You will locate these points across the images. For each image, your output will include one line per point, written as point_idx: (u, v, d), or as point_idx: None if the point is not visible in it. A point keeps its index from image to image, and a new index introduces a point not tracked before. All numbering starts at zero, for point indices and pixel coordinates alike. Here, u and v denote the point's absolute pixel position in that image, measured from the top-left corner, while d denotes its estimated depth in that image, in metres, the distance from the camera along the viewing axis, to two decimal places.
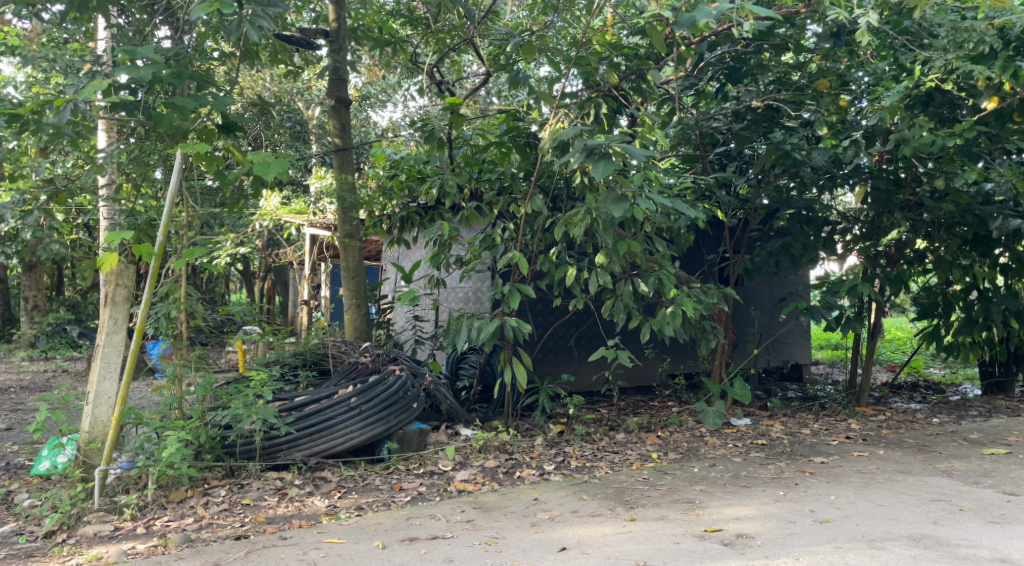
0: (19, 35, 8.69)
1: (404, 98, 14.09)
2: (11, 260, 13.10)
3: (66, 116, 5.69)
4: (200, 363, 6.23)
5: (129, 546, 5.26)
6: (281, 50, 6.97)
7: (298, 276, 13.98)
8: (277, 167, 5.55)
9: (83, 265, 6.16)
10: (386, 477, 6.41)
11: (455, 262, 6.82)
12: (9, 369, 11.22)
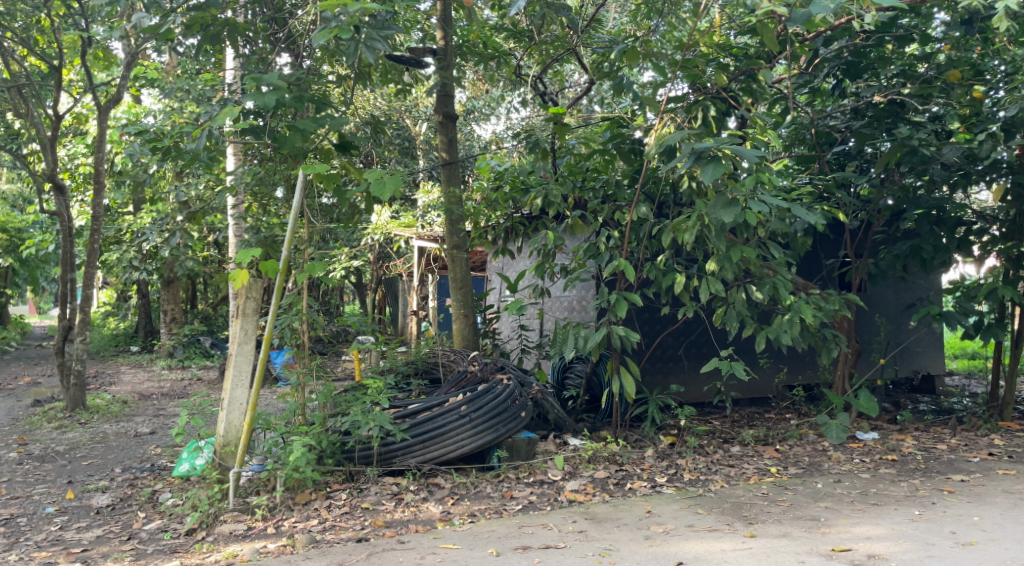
0: (155, 69, 9.36)
1: (507, 111, 14.20)
2: (152, 277, 14.05)
3: (202, 143, 6.19)
4: (320, 371, 6.54)
5: (262, 545, 5.57)
6: (392, 69, 7.25)
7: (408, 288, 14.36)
8: (393, 185, 5.83)
9: (213, 278, 6.52)
10: (497, 485, 6.49)
11: (560, 271, 6.84)
12: (152, 378, 12.06)
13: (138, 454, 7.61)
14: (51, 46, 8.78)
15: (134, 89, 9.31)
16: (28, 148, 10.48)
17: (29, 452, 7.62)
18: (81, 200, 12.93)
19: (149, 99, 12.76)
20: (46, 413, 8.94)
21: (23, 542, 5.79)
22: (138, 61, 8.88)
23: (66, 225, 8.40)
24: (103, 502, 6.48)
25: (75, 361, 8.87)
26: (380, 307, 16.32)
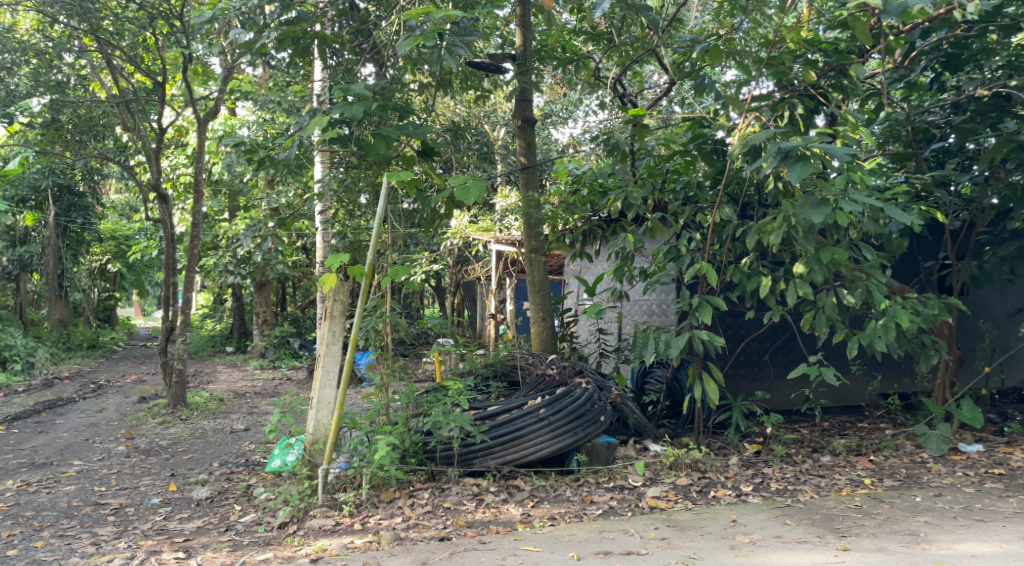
0: (249, 82, 9.85)
1: (587, 114, 13.47)
2: (245, 280, 14.60)
3: (293, 152, 6.43)
4: (403, 373, 6.62)
5: (349, 540, 5.70)
6: (472, 76, 7.39)
7: (486, 291, 14.47)
8: (476, 190, 5.91)
9: (304, 282, 6.67)
10: (576, 489, 6.45)
11: (639, 274, 6.74)
12: (245, 378, 12.63)
13: (234, 449, 7.98)
14: (155, 62, 9.44)
15: (230, 102, 9.82)
16: (136, 160, 11.17)
17: (136, 445, 8.12)
18: (182, 208, 13.71)
19: (244, 111, 13.41)
20: (150, 409, 9.50)
21: (131, 531, 6.08)
22: (233, 76, 9.56)
23: (168, 232, 8.85)
24: (203, 494, 6.79)
25: (177, 360, 9.38)
26: (461, 311, 16.55)
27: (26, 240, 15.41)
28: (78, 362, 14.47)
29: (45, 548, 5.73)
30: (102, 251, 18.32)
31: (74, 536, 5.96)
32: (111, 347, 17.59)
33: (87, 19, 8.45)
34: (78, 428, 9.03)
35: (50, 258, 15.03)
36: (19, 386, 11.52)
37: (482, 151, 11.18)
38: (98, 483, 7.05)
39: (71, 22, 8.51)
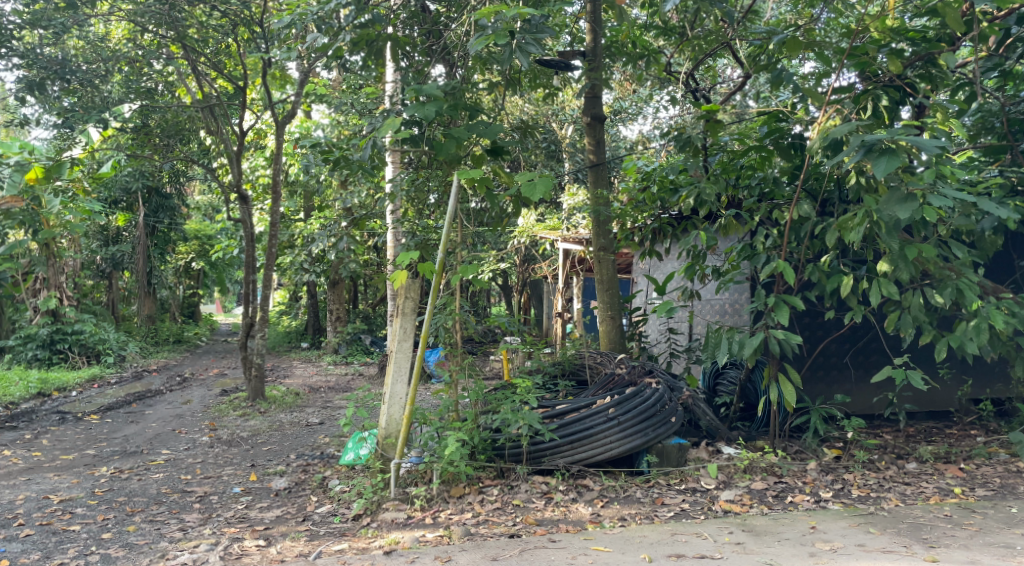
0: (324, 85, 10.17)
1: (654, 111, 13.04)
2: (320, 278, 14.96)
3: (368, 152, 6.48)
4: (472, 370, 6.52)
5: (421, 534, 5.53)
6: (541, 74, 7.40)
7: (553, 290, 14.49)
8: (543, 187, 5.86)
9: (375, 280, 6.70)
10: (646, 490, 6.18)
11: (712, 273, 6.53)
12: (319, 372, 13.01)
13: (310, 442, 8.17)
14: (237, 68, 9.84)
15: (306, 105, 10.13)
16: (219, 162, 11.62)
17: (219, 437, 8.45)
18: (261, 208, 14.21)
19: (319, 115, 13.80)
20: (231, 402, 9.85)
21: (215, 518, 6.08)
22: (308, 81, 9.92)
23: (247, 232, 9.13)
24: (281, 485, 6.85)
25: (256, 355, 9.69)
26: (528, 308, 16.66)
27: (118, 239, 16.11)
28: (165, 356, 15.19)
29: (136, 532, 5.76)
30: (186, 249, 19.14)
31: (163, 521, 5.99)
32: (196, 342, 18.34)
33: (175, 28, 8.79)
34: (165, 419, 9.45)
35: (140, 256, 15.80)
36: (111, 379, 12.15)
37: (549, 149, 11.17)
38: (184, 471, 7.28)
39: (159, 30, 8.87)
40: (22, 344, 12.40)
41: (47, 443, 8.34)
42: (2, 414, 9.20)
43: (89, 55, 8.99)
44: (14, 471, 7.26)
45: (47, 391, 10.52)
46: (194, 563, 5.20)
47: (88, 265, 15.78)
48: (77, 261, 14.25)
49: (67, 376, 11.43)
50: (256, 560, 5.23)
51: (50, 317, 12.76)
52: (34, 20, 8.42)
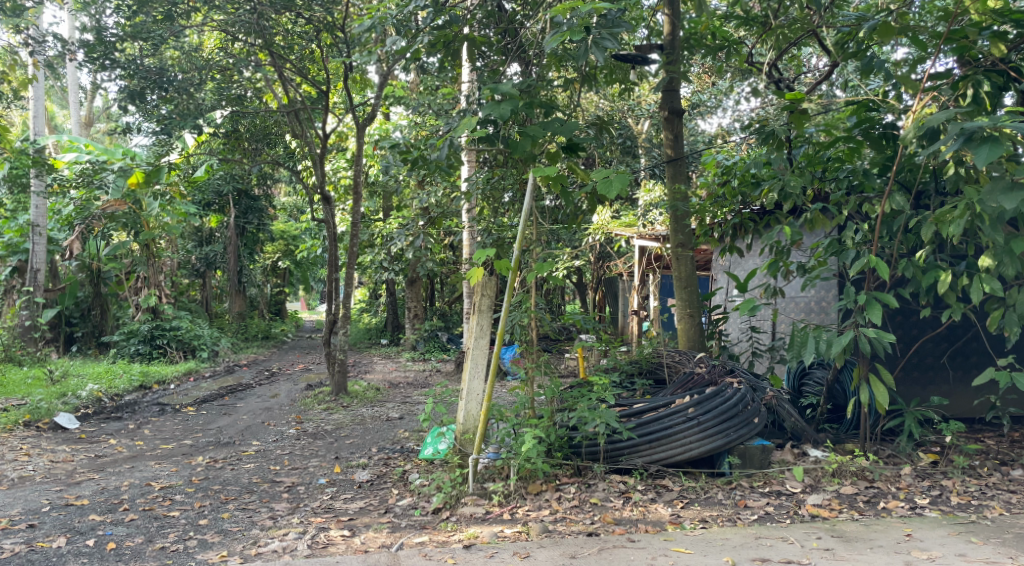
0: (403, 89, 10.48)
1: (735, 103, 12.68)
2: (398, 276, 15.15)
3: (445, 153, 6.48)
4: (548, 367, 6.39)
5: (499, 529, 5.49)
6: (617, 69, 7.26)
7: (629, 287, 14.32)
8: (619, 183, 5.77)
9: (450, 278, 6.61)
10: (729, 492, 5.98)
11: (798, 269, 6.25)
12: (399, 368, 13.21)
13: (390, 436, 8.26)
14: (321, 73, 10.14)
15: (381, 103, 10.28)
16: (304, 164, 11.93)
17: (305, 429, 8.65)
18: (342, 209, 14.52)
19: (397, 116, 14.00)
20: (316, 397, 10.08)
21: (302, 508, 6.18)
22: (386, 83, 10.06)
23: (329, 231, 9.31)
24: (364, 477, 6.84)
25: (339, 351, 9.89)
26: (602, 306, 16.56)
27: (211, 240, 16.96)
28: (255, 351, 15.71)
29: (230, 520, 5.93)
30: (273, 249, 19.70)
31: (254, 510, 6.14)
32: (282, 338, 18.90)
33: (263, 36, 9.06)
34: (255, 411, 9.74)
35: (231, 255, 16.37)
36: (206, 372, 12.62)
37: (625, 146, 11.03)
38: (273, 462, 7.46)
39: (249, 39, 9.15)
40: (126, 339, 13.03)
41: (149, 433, 8.70)
42: (108, 405, 9.64)
43: (184, 65, 9.34)
44: (118, 459, 7.60)
45: (149, 383, 10.99)
46: (283, 551, 5.31)
47: (184, 264, 16.46)
48: (174, 260, 14.83)
49: (166, 369, 11.92)
50: (341, 550, 5.29)
51: (151, 313, 13.33)
52: (135, 32, 8.83)
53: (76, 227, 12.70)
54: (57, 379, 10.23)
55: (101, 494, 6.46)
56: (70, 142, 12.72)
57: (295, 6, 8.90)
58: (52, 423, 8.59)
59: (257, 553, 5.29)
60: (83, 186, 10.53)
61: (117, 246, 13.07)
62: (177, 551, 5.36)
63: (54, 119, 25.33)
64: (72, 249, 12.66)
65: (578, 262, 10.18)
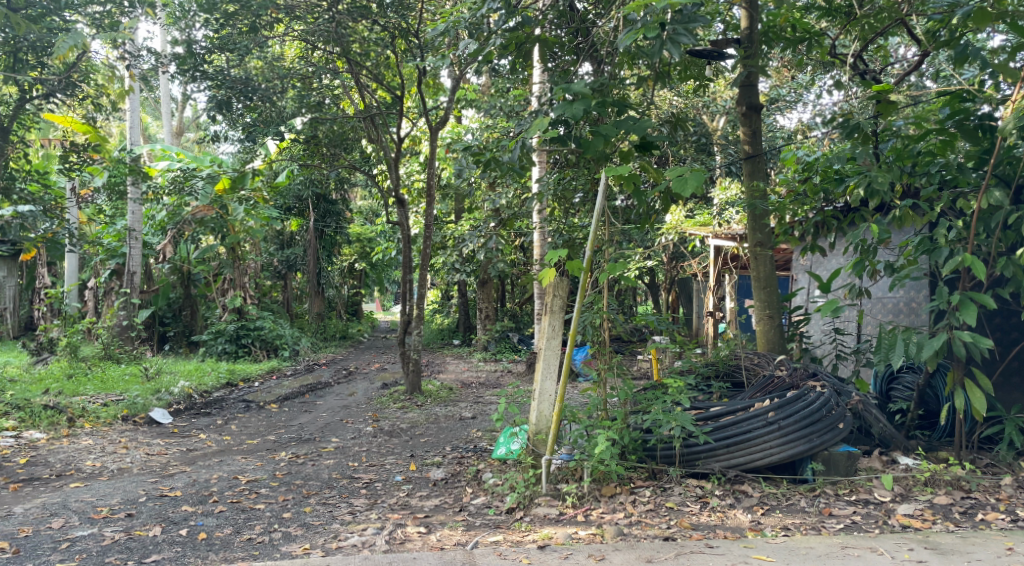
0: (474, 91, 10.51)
1: (816, 98, 12.27)
2: (469, 277, 15.20)
3: (517, 153, 6.42)
4: (621, 369, 6.24)
5: (574, 530, 5.42)
6: (692, 64, 7.08)
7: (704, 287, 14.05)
8: (694, 181, 5.63)
9: (521, 278, 6.52)
10: (812, 499, 5.77)
11: (885, 269, 5.98)
12: (472, 368, 13.27)
13: (464, 435, 8.26)
14: (395, 78, 10.27)
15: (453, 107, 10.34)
16: (379, 168, 12.10)
17: (381, 427, 8.75)
18: (416, 212, 14.68)
19: (469, 118, 14.06)
20: (392, 395, 10.20)
21: (380, 504, 6.22)
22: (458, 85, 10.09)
23: (403, 234, 9.39)
24: (439, 475, 6.83)
25: (413, 351, 9.96)
26: (676, 307, 16.31)
27: (292, 243, 17.42)
28: (332, 351, 16.04)
29: (312, 513, 6.01)
30: (350, 251, 20.07)
31: (334, 505, 6.21)
32: (358, 338, 19.21)
33: (341, 44, 9.28)
34: (334, 409, 9.92)
35: (310, 257, 16.74)
36: (288, 371, 12.94)
37: (700, 143, 10.80)
38: (352, 459, 7.55)
39: (328, 47, 9.39)
40: (214, 337, 13.38)
41: (235, 428, 8.93)
42: (198, 401, 9.95)
43: (268, 74, 9.57)
44: (208, 453, 7.82)
45: (235, 380, 11.29)
46: (362, 545, 5.36)
47: (267, 266, 16.90)
48: (258, 262, 15.22)
49: (250, 367, 12.25)
50: (418, 547, 5.31)
51: (237, 314, 13.70)
52: (222, 45, 8.96)
53: (168, 230, 13.58)
54: (152, 375, 10.62)
55: (193, 486, 6.64)
56: (162, 151, 13.19)
57: (371, 13, 9.12)
58: (148, 418, 8.91)
59: (337, 547, 5.34)
60: (174, 193, 10.90)
61: (205, 250, 13.52)
62: (263, 543, 5.46)
63: (147, 128, 26.34)
64: (167, 252, 13.16)
65: (651, 263, 10.01)
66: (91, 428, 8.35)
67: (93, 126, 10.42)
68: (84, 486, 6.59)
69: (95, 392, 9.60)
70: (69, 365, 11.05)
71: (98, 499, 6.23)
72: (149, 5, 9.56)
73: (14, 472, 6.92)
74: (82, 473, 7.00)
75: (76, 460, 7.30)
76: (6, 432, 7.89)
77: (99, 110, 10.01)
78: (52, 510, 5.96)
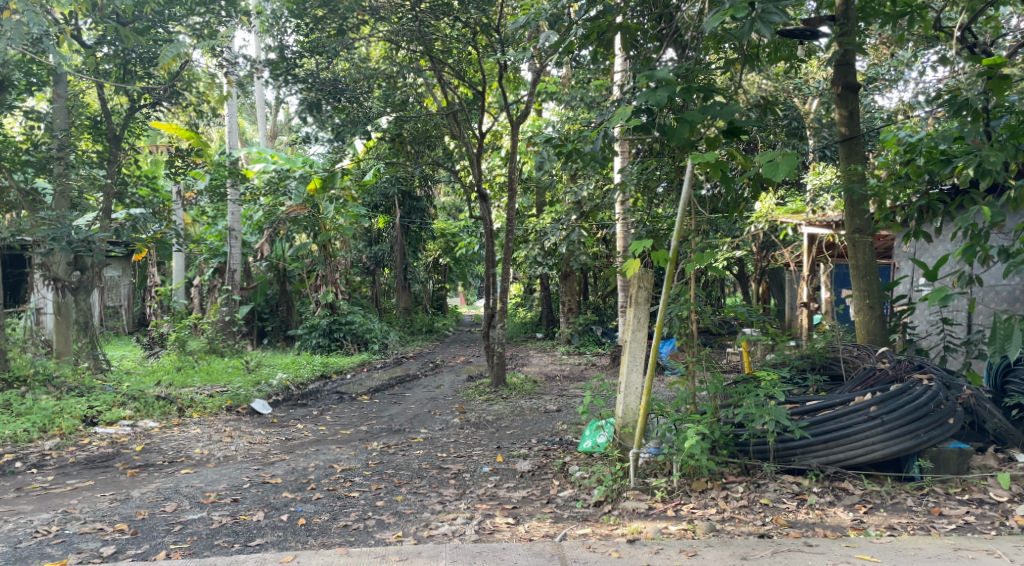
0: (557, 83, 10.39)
1: (917, 76, 11.63)
2: (551, 271, 15.10)
3: (599, 144, 6.27)
4: (710, 362, 6.01)
5: (664, 525, 5.28)
6: (783, 45, 6.79)
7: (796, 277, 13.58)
8: (786, 166, 5.37)
9: (606, 269, 6.33)
10: (920, 498, 5.47)
11: (999, 255, 5.57)
12: (556, 361, 13.20)
13: (550, 428, 8.18)
14: (477, 73, 10.27)
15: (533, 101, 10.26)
16: (462, 164, 12.10)
17: (468, 419, 8.78)
18: (498, 206, 14.71)
19: (551, 110, 13.97)
20: (477, 388, 10.23)
21: (469, 494, 6.21)
22: (539, 78, 10.01)
23: (487, 228, 9.34)
24: (526, 467, 6.78)
25: (497, 344, 9.94)
26: (766, 299, 15.84)
27: (380, 239, 17.47)
28: (419, 344, 16.24)
29: (404, 502, 6.05)
30: (434, 247, 20.27)
31: (425, 494, 6.24)
32: (444, 332, 19.40)
33: (424, 42, 9.32)
34: (423, 401, 10.01)
35: (397, 254, 16.99)
36: (378, 364, 13.15)
37: (792, 128, 10.39)
38: (440, 449, 7.58)
39: (411, 46, 9.45)
40: (308, 332, 13.74)
41: (330, 419, 9.11)
42: (295, 393, 10.20)
43: (355, 75, 9.81)
44: (305, 442, 8.00)
45: (329, 372, 11.54)
46: (453, 534, 5.36)
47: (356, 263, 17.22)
48: (348, 259, 15.52)
49: (343, 360, 12.50)
50: (507, 538, 5.27)
51: (329, 309, 13.98)
52: (312, 48, 9.20)
53: (266, 230, 13.72)
54: (253, 368, 10.98)
55: (292, 473, 6.79)
56: (256, 154, 13.58)
57: (452, 10, 9.10)
58: (249, 408, 9.20)
59: (428, 536, 5.36)
60: (269, 193, 11.22)
61: (298, 247, 13.87)
62: (358, 529, 5.52)
63: (245, 133, 27.20)
64: (263, 251, 13.57)
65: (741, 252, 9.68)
66: (199, 418, 8.67)
67: (197, 131, 10.80)
68: (193, 472, 6.83)
69: (202, 383, 9.96)
70: (178, 359, 11.50)
71: (206, 485, 6.43)
72: (244, 13, 9.79)
73: (131, 458, 7.22)
74: (191, 459, 7.25)
75: (185, 447, 7.57)
76: (123, 421, 8.25)
77: (201, 116, 10.42)
78: (165, 494, 6.19)
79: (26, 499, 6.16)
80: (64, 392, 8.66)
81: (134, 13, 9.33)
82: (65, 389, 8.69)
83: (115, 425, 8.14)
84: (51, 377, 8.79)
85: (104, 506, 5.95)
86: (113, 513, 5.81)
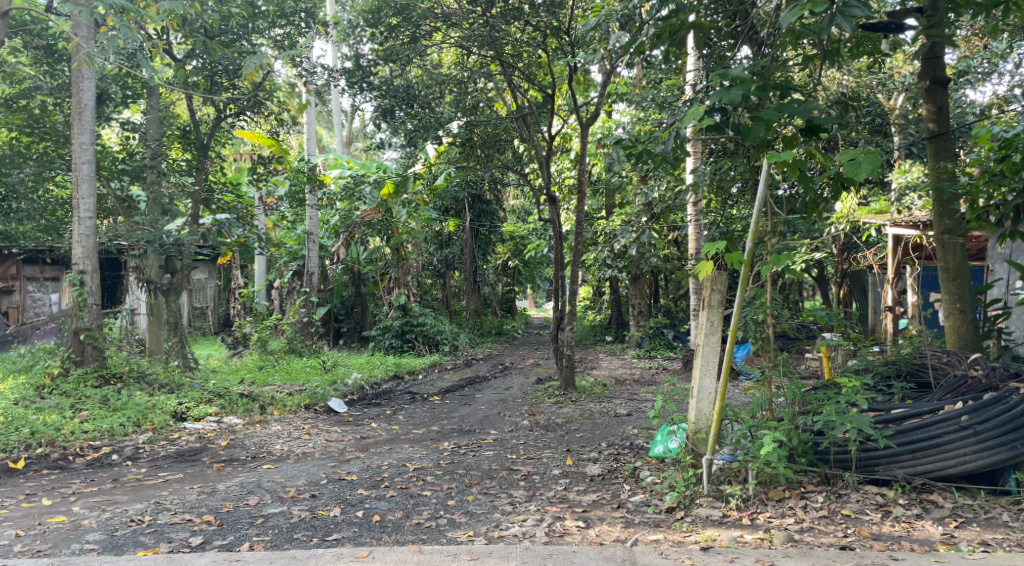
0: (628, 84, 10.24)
1: (1012, 69, 11.02)
2: (622, 273, 14.93)
3: (671, 145, 6.10)
4: (788, 367, 5.77)
5: (739, 534, 5.12)
6: (866, 39, 6.51)
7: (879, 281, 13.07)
8: (869, 164, 5.14)
9: (678, 271, 6.17)
10: (1016, 513, 5.17)
11: None
12: (626, 365, 13.03)
13: (620, 432, 8.06)
14: (548, 76, 10.23)
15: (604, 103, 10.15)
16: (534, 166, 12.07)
17: (538, 421, 8.72)
18: (568, 208, 14.62)
19: (622, 111, 13.82)
20: (547, 390, 10.17)
21: (539, 496, 6.15)
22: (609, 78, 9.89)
23: (558, 230, 9.26)
24: (597, 470, 6.68)
25: (567, 347, 9.87)
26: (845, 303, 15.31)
27: (450, 242, 17.59)
28: (489, 347, 16.29)
29: (475, 502, 6.03)
30: (504, 250, 20.31)
31: (495, 495, 6.21)
32: (513, 334, 19.41)
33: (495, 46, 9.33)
34: (493, 402, 10.01)
35: (467, 256, 17.08)
36: (449, 365, 13.22)
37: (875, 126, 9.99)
38: (510, 451, 7.55)
39: (482, 51, 9.45)
40: (381, 333, 13.92)
41: (403, 418, 9.19)
42: (369, 393, 10.34)
43: (427, 81, 10.09)
44: (379, 441, 8.08)
45: (402, 372, 11.67)
46: (524, 536, 5.31)
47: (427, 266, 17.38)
48: (420, 261, 15.67)
49: (415, 361, 12.60)
50: (578, 541, 5.20)
51: (401, 311, 14.13)
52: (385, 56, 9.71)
53: (341, 233, 13.95)
54: (329, 367, 11.18)
55: (367, 471, 6.86)
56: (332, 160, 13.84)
57: (522, 14, 9.01)
58: (326, 407, 9.37)
59: (499, 537, 5.32)
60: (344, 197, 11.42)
61: (372, 250, 14.04)
62: (431, 528, 5.52)
63: (323, 140, 27.86)
64: (339, 253, 13.81)
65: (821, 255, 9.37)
66: (280, 415, 8.86)
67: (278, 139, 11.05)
68: (274, 468, 6.96)
69: (282, 382, 10.18)
70: (259, 358, 11.82)
71: (286, 480, 6.55)
72: (321, 24, 10.14)
73: (216, 453, 7.41)
74: (273, 455, 7.41)
75: (267, 443, 7.74)
76: (210, 417, 8.47)
77: (282, 124, 10.68)
78: (248, 488, 6.32)
79: (121, 490, 6.37)
80: (156, 388, 8.95)
81: (221, 27, 9.61)
82: (157, 386, 8.97)
83: (202, 420, 8.36)
84: (144, 374, 9.09)
85: (192, 498, 6.11)
86: (200, 505, 5.96)
